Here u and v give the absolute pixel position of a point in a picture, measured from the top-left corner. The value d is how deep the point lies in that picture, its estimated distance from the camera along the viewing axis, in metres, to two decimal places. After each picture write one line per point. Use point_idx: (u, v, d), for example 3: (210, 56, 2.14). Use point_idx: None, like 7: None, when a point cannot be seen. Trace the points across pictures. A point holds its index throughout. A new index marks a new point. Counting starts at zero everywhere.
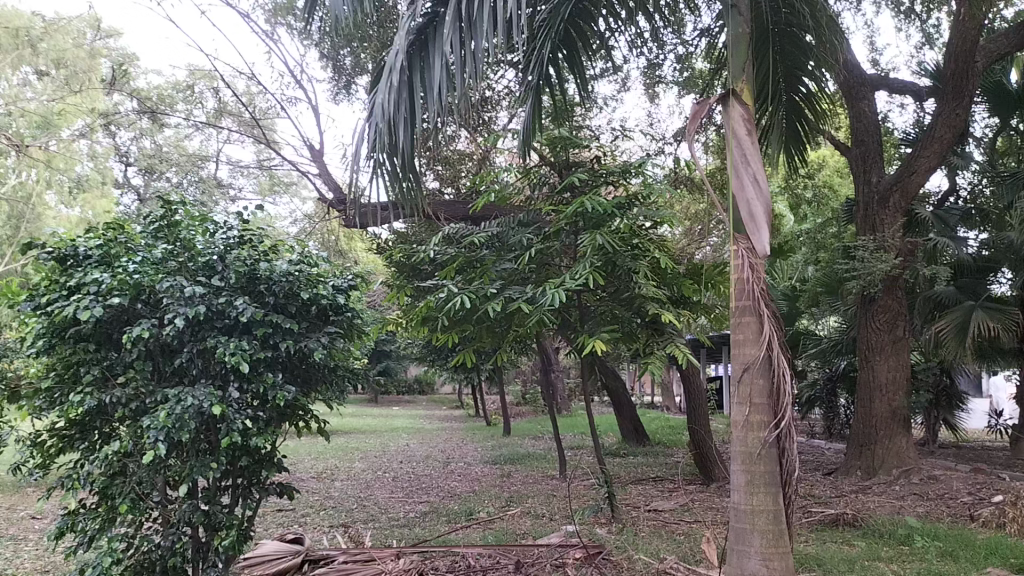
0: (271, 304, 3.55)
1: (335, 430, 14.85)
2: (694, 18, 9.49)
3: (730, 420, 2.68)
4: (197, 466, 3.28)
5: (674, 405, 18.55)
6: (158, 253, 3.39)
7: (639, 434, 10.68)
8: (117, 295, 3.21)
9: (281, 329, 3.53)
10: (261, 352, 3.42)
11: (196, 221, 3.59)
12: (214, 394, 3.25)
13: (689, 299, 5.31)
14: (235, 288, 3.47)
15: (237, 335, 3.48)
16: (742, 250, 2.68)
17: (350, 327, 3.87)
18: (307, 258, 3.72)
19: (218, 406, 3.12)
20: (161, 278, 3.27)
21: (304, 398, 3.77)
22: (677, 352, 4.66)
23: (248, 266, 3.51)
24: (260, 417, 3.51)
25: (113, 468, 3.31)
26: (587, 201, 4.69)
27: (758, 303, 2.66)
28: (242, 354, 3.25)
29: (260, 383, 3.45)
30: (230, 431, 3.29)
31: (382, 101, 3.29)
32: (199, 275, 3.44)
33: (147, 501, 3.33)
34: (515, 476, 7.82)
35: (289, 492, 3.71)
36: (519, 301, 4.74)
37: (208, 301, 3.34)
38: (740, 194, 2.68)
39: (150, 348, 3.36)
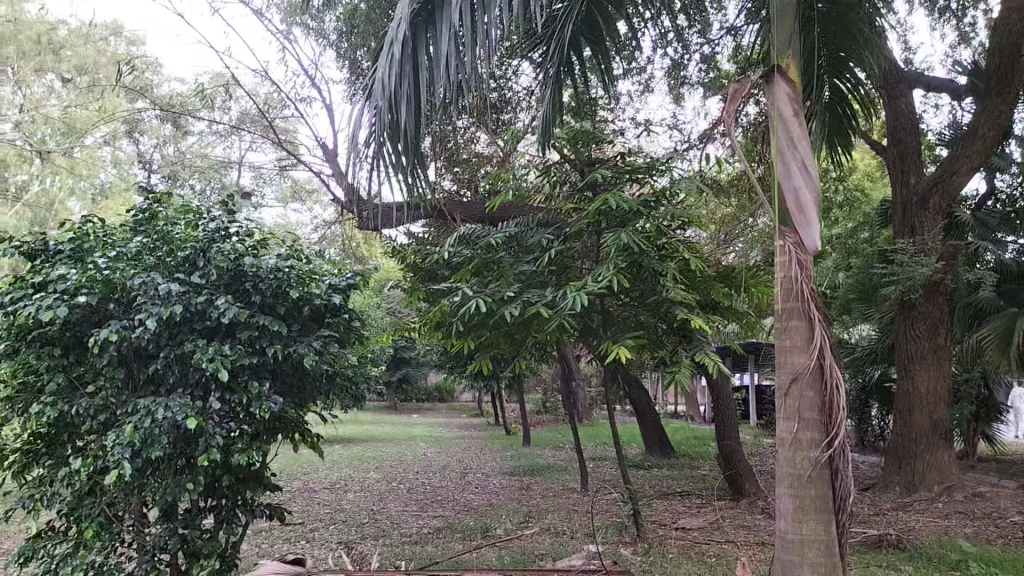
0: (257, 304, 3.34)
1: (354, 439, 14.64)
2: (720, 17, 9.19)
3: (775, 436, 2.39)
4: (170, 487, 3.04)
5: (698, 416, 18.15)
6: (133, 247, 3.22)
7: (664, 445, 10.34)
8: (85, 293, 3.03)
9: (268, 332, 3.29)
10: (246, 357, 3.19)
11: (178, 213, 3.40)
12: (190, 405, 3.02)
13: (720, 305, 5.00)
14: (216, 285, 3.27)
15: (219, 338, 3.26)
16: (789, 245, 2.38)
17: (348, 333, 3.65)
18: (297, 254, 3.51)
19: (193, 418, 2.89)
20: (134, 273, 3.07)
21: (298, 408, 3.54)
22: (707, 361, 4.33)
23: (232, 262, 3.30)
24: (246, 431, 3.25)
25: (81, 488, 3.14)
26: (610, 197, 4.44)
27: (808, 304, 2.36)
28: (221, 359, 3.02)
29: (243, 392, 3.22)
30: (208, 446, 3.05)
31: (382, 75, 3.06)
32: (178, 271, 3.23)
33: (120, 524, 3.16)
34: (535, 489, 7.52)
35: (278, 515, 3.51)
36: (537, 305, 4.47)
37: (185, 300, 3.13)
38: (786, 182, 2.39)
39: (123, 353, 3.14)
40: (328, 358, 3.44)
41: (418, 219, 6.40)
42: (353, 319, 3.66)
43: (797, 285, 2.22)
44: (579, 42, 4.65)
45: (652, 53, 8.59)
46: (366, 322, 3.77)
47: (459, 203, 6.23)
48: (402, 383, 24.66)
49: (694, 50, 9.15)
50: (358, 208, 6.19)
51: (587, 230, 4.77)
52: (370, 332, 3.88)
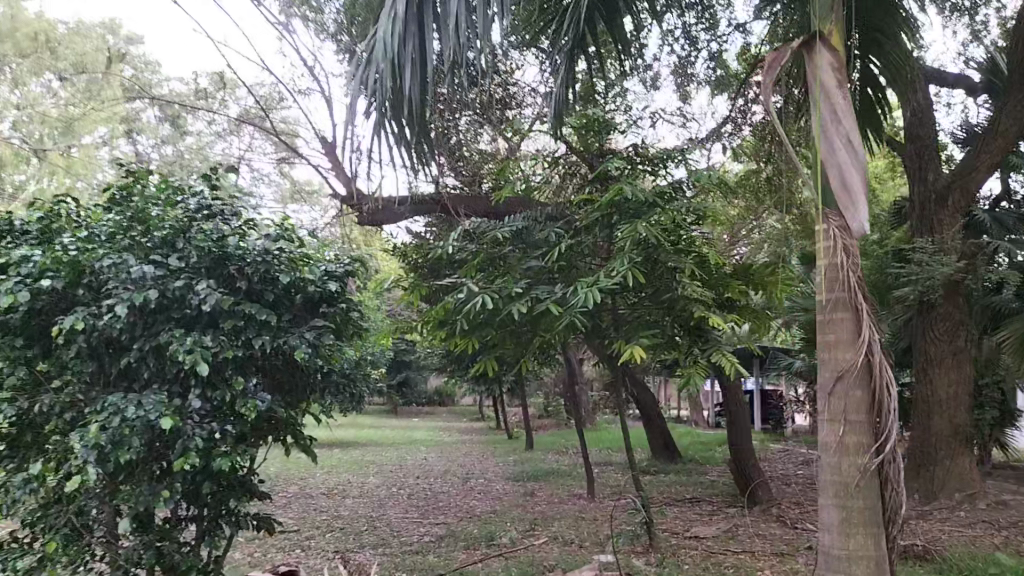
0: (244, 290, 3.14)
1: (353, 443, 14.42)
2: (728, 13, 8.98)
3: (818, 440, 2.16)
4: (144, 495, 2.83)
5: (703, 421, 17.92)
6: (106, 228, 3.04)
7: (670, 450, 10.11)
8: (49, 277, 2.87)
9: (256, 323, 3.10)
10: (231, 350, 2.98)
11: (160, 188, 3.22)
12: (165, 404, 2.80)
13: (737, 303, 4.77)
14: (197, 270, 3.07)
15: (201, 328, 3.06)
16: (833, 229, 2.16)
17: (343, 326, 3.47)
18: (287, 236, 3.31)
19: (167, 418, 2.68)
20: (101, 255, 2.89)
21: (288, 411, 3.35)
22: (725, 362, 4.10)
23: (216, 244, 3.10)
24: (231, 432, 3.04)
25: (46, 496, 2.97)
26: (625, 188, 4.23)
27: (855, 294, 2.13)
28: (200, 351, 2.81)
29: (228, 389, 3.01)
30: (186, 450, 2.84)
31: (385, 38, 3.02)
32: (154, 253, 3.06)
33: (87, 537, 2.96)
34: (539, 495, 7.29)
35: (266, 525, 3.36)
36: (547, 302, 4.24)
37: (159, 285, 2.92)
38: (830, 158, 2.15)
39: (93, 345, 2.96)
40: (323, 351, 3.25)
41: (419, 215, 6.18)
42: (350, 309, 3.48)
43: (849, 275, 2.00)
44: (591, 24, 4.49)
45: (661, 49, 8.40)
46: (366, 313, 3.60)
47: (463, 198, 6.01)
48: (402, 387, 24.41)
49: (703, 47, 8.96)
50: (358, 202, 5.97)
51: (599, 224, 4.56)
52: (370, 325, 3.70)
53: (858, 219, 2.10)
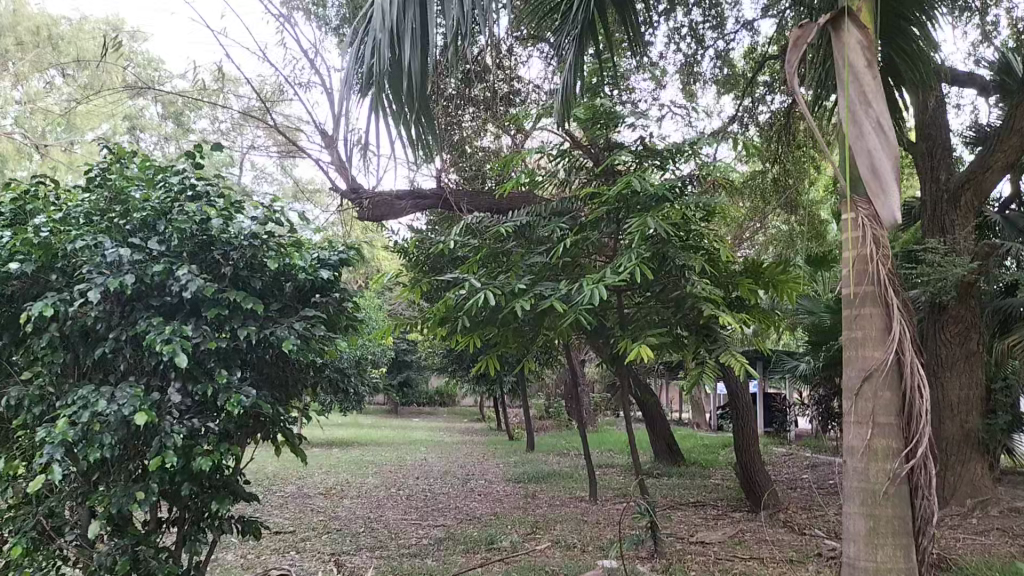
0: (230, 276, 3.02)
1: (352, 442, 14.29)
2: (735, 10, 8.83)
3: (845, 443, 2.03)
4: (117, 494, 2.70)
5: (705, 423, 17.80)
6: (83, 208, 2.96)
7: (673, 453, 9.96)
8: (19, 259, 2.81)
9: (241, 313, 2.97)
10: (212, 342, 2.85)
11: (141, 167, 3.12)
12: (141, 399, 2.66)
13: (744, 302, 4.61)
14: (179, 254, 2.96)
15: (182, 317, 2.94)
16: (862, 218, 2.02)
17: (336, 317, 3.34)
18: (275, 220, 3.17)
19: (141, 413, 2.55)
20: (75, 237, 2.81)
21: (277, 407, 3.21)
22: (734, 362, 3.97)
23: (200, 227, 2.99)
24: (213, 430, 2.93)
25: (16, 497, 2.89)
26: (633, 180, 4.08)
27: (886, 288, 1.99)
28: (179, 342, 2.68)
29: (210, 382, 2.88)
30: (162, 448, 2.71)
31: (385, 8, 3.05)
32: (132, 236, 2.93)
33: (58, 540, 2.85)
34: (540, 497, 7.15)
35: (252, 530, 3.23)
36: (551, 299, 4.09)
37: (137, 270, 2.82)
38: (857, 143, 2.02)
39: (67, 334, 2.83)
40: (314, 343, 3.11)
41: (420, 210, 6.04)
42: (344, 300, 3.34)
43: (872, 267, 1.87)
44: (602, 10, 4.36)
45: (668, 47, 8.28)
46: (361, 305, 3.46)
47: (466, 193, 5.87)
48: (402, 387, 24.31)
49: (710, 45, 8.84)
50: (359, 196, 5.83)
51: (606, 219, 4.41)
52: (366, 318, 3.56)
53: (888, 206, 1.96)
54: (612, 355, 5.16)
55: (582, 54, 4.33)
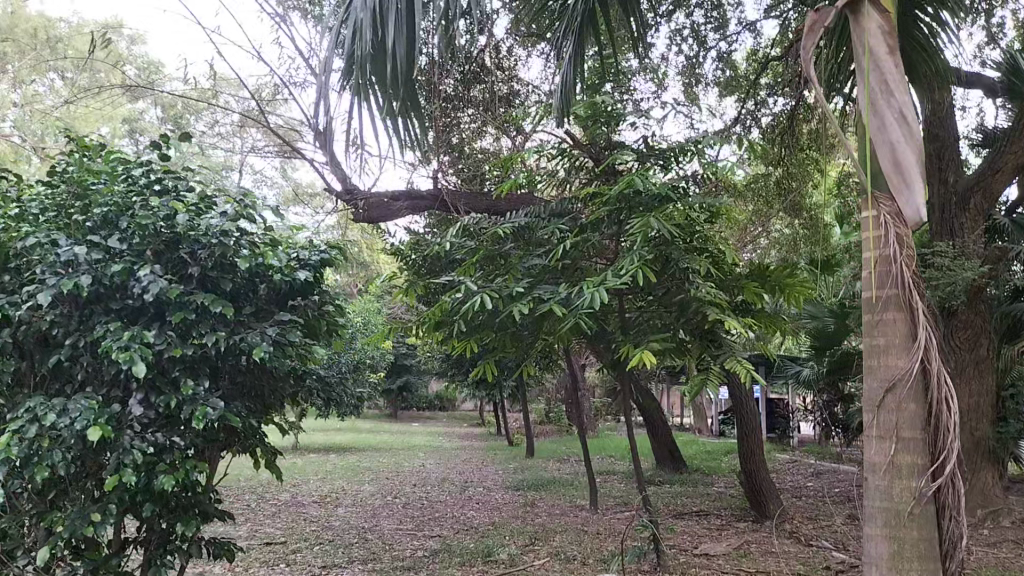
0: (196, 275, 3.07)
1: (350, 447, 14.11)
2: (738, 11, 8.72)
3: (865, 459, 1.88)
4: (74, 512, 2.72)
5: (708, 429, 17.61)
6: (43, 205, 3.03)
7: (676, 460, 9.82)
8: None
9: (207, 317, 3.01)
10: (177, 348, 2.86)
11: (104, 159, 3.18)
12: (96, 412, 2.69)
13: (751, 306, 4.45)
14: (141, 254, 3.00)
15: (144, 321, 2.97)
16: (885, 216, 1.88)
17: (314, 322, 3.46)
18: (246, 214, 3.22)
19: (94, 430, 2.59)
20: (29, 235, 2.88)
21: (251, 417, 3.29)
22: (738, 368, 3.83)
23: (165, 225, 3.03)
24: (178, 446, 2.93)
25: None
26: (635, 178, 3.93)
27: (911, 291, 1.85)
28: (137, 350, 2.69)
29: (175, 393, 2.89)
30: (120, 465, 2.73)
31: None
32: (93, 233, 2.97)
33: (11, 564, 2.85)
34: (539, 505, 7.01)
35: (225, 551, 3.25)
36: (549, 303, 3.95)
37: (94, 271, 2.87)
38: (880, 136, 1.87)
39: (23, 341, 2.91)
40: (285, 347, 3.17)
41: (418, 211, 5.90)
42: (322, 305, 3.48)
43: (899, 271, 1.73)
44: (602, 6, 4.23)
45: (671, 48, 8.15)
46: (341, 310, 3.58)
47: (465, 194, 5.70)
48: (402, 391, 24.12)
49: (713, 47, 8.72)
50: (353, 197, 5.69)
51: (607, 219, 4.26)
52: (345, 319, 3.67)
53: (915, 203, 1.81)
54: (613, 361, 5.03)
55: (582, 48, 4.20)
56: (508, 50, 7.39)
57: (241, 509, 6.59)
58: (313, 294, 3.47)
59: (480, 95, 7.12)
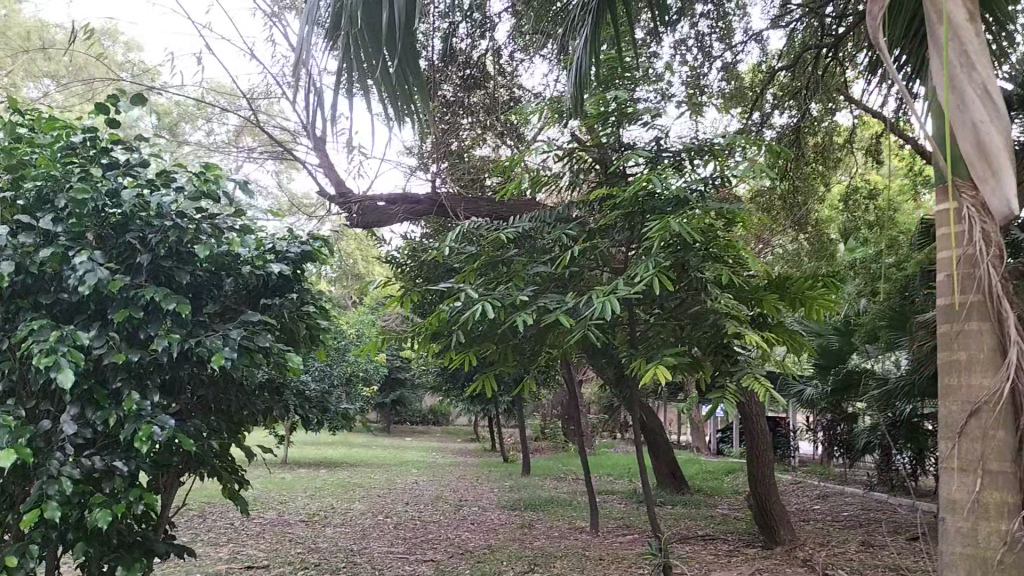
0: (147, 262, 2.87)
1: (341, 462, 13.75)
2: (744, 21, 8.53)
3: (946, 495, 1.66)
4: None
5: (707, 447, 17.31)
6: None
7: (678, 480, 9.52)
8: None
9: (157, 320, 2.79)
10: (119, 354, 2.65)
11: (42, 128, 2.96)
12: (16, 431, 2.45)
13: (769, 320, 4.18)
14: (79, 237, 2.80)
15: (82, 319, 2.82)
16: (969, 211, 1.65)
17: (289, 324, 3.32)
18: (208, 194, 3.07)
19: (8, 454, 2.34)
20: None
21: (208, 435, 3.10)
22: (757, 387, 3.54)
23: (110, 203, 2.86)
24: (117, 475, 2.68)
25: None
26: (653, 177, 3.66)
27: (999, 302, 1.62)
28: (67, 354, 2.46)
29: (115, 408, 2.67)
30: (43, 496, 2.47)
31: None
32: (28, 214, 2.83)
33: None
34: (537, 527, 6.70)
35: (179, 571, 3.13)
36: (556, 313, 3.65)
37: (18, 258, 2.71)
38: (960, 118, 1.60)
39: None
40: (253, 353, 2.97)
41: (415, 217, 5.62)
42: (298, 306, 3.33)
43: (980, 283, 1.49)
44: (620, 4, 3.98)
45: (677, 58, 7.93)
46: (322, 311, 3.42)
47: (466, 199, 5.41)
48: (395, 406, 23.78)
49: (719, 58, 8.51)
50: (347, 200, 5.42)
51: (619, 224, 4.00)
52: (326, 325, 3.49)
53: (1002, 195, 1.55)
54: (619, 376, 4.76)
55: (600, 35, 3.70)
56: (510, 56, 7.20)
57: (224, 528, 6.25)
58: (292, 288, 3.42)
59: (480, 102, 7.00)
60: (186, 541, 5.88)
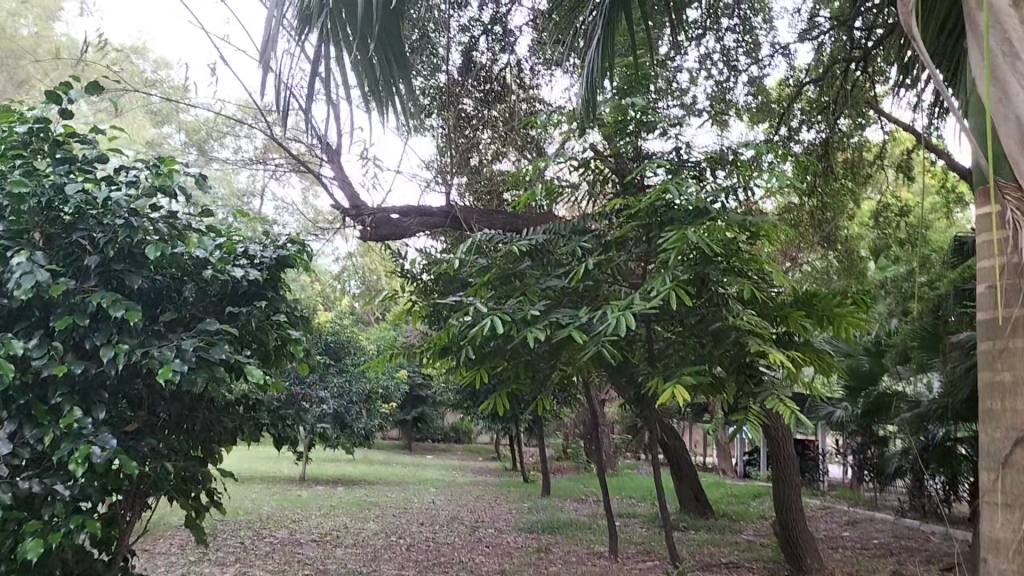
0: (95, 265, 2.81)
1: (359, 480, 13.61)
2: (770, 35, 8.39)
3: (991, 536, 1.49)
4: None
5: (732, 469, 16.99)
6: None
7: (701, 503, 9.28)
8: None
9: (100, 326, 2.74)
10: (58, 363, 2.57)
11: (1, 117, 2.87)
12: None
13: (797, 338, 3.99)
14: (24, 236, 2.76)
15: (26, 326, 2.75)
16: (1013, 211, 1.48)
17: (257, 335, 3.23)
18: (164, 191, 3.00)
19: None
20: None
21: (165, 450, 3.02)
22: (781, 408, 3.35)
23: (58, 200, 2.81)
24: (58, 497, 2.56)
25: None
26: (670, 185, 3.51)
27: None
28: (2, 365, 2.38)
29: (55, 424, 2.58)
30: None
31: None
32: None
33: None
34: (553, 550, 6.52)
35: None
36: (569, 328, 3.51)
37: None
38: (1004, 110, 1.43)
39: None
40: (213, 366, 2.84)
41: (430, 229, 5.51)
42: (267, 314, 3.17)
43: (1006, 288, 1.31)
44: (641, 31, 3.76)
45: (700, 72, 7.79)
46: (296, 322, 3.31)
47: (480, 212, 5.29)
48: (417, 422, 23.67)
49: (743, 73, 8.36)
50: (360, 212, 5.32)
51: (636, 236, 3.86)
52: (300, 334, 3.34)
53: None
54: (638, 396, 4.60)
55: (612, 40, 3.55)
56: (531, 69, 7.09)
57: (233, 547, 6.14)
58: (267, 292, 3.32)
59: (500, 115, 6.89)
60: (194, 559, 5.77)
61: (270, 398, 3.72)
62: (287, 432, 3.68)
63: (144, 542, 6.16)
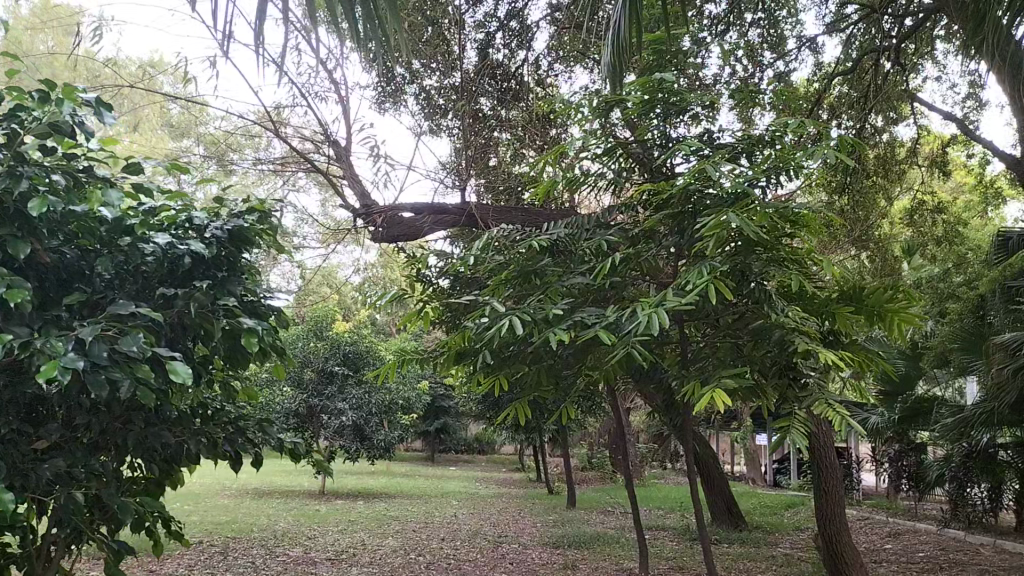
0: None
1: (380, 493, 13.34)
2: (795, 30, 8.10)
3: None
4: None
5: (762, 478, 16.57)
6: None
7: (733, 515, 8.86)
8: None
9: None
10: None
11: None
12: None
13: (842, 336, 3.63)
14: None
15: None
16: None
17: (197, 323, 2.74)
18: (59, 131, 2.56)
19: None
20: None
21: (84, 470, 2.65)
22: (835, 415, 3.00)
23: None
24: None
25: None
26: (706, 165, 3.19)
27: None
28: None
29: None
30: None
31: None
32: None
33: None
34: (580, 567, 6.17)
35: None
36: (594, 327, 3.19)
37: None
38: None
39: None
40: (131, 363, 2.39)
41: (443, 227, 5.22)
42: (213, 299, 2.80)
43: None
44: None
45: (725, 69, 7.49)
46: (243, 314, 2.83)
47: (497, 208, 4.99)
48: (439, 434, 23.45)
49: (770, 70, 8.00)
50: (369, 212, 5.06)
51: (667, 227, 3.56)
52: (259, 327, 2.85)
53: None
54: (667, 402, 4.27)
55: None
56: (549, 67, 6.82)
57: (243, 568, 5.84)
58: (219, 272, 3.06)
59: (518, 115, 6.61)
60: None
61: (243, 411, 3.39)
62: (261, 450, 3.29)
63: (150, 564, 5.89)
